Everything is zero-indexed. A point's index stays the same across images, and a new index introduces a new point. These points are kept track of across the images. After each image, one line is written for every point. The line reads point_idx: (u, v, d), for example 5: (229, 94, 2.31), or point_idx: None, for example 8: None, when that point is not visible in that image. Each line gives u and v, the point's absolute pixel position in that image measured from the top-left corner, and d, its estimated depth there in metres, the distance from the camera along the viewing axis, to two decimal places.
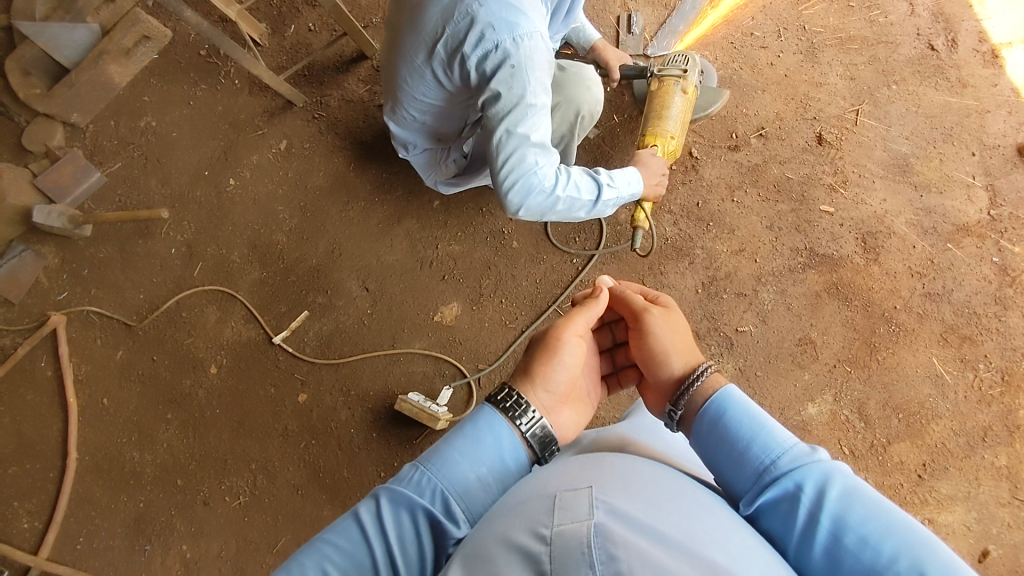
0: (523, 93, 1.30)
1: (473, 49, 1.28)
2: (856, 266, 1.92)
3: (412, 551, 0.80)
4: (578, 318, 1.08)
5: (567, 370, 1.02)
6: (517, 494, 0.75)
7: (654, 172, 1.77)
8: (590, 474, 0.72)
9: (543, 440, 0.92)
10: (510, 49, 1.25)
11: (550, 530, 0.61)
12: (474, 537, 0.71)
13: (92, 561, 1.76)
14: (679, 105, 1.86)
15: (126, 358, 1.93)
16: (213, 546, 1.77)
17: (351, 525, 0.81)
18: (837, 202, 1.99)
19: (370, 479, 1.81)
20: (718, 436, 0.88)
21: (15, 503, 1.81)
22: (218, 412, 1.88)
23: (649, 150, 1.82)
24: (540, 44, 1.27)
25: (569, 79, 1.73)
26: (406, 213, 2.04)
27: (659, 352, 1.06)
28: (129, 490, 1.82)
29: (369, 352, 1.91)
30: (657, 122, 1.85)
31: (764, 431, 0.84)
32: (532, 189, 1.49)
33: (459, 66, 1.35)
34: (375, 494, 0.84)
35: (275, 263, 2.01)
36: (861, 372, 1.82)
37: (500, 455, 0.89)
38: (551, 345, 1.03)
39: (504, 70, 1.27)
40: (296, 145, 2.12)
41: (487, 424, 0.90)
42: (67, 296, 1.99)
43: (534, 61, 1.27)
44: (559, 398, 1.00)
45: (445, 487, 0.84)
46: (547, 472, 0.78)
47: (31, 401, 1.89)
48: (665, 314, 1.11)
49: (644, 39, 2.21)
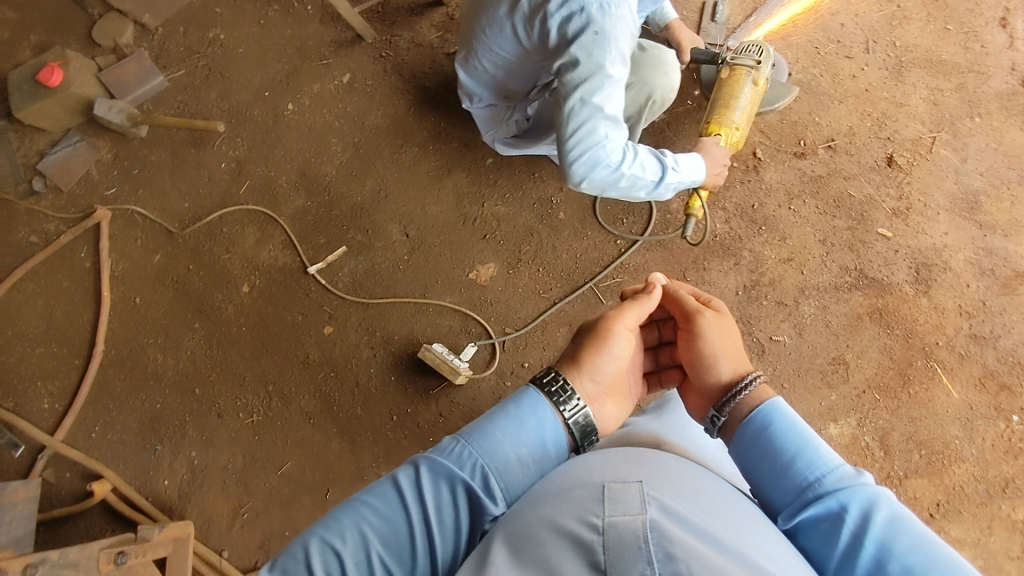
0: (602, 63, 1.29)
1: (557, 9, 1.28)
2: (904, 294, 1.87)
3: (448, 522, 0.80)
4: (629, 311, 1.05)
5: (614, 362, 1.00)
6: (560, 480, 0.72)
7: (716, 162, 1.72)
8: (639, 469, 0.70)
9: (584, 429, 0.90)
10: (596, 16, 1.25)
11: (602, 520, 0.60)
12: (515, 516, 0.70)
13: (104, 450, 1.80)
14: (747, 96, 1.80)
15: (163, 263, 1.96)
16: (221, 457, 1.80)
17: (388, 489, 0.82)
18: (897, 227, 1.93)
19: (382, 420, 1.81)
20: (760, 447, 0.86)
21: (38, 383, 1.84)
22: (244, 330, 1.90)
23: (711, 139, 1.77)
24: (626, 15, 1.27)
25: (648, 59, 1.68)
26: (458, 165, 2.03)
27: (708, 356, 1.02)
28: (148, 390, 1.85)
29: (400, 297, 1.91)
30: (722, 111, 1.80)
31: (809, 447, 0.82)
32: (599, 161, 1.46)
33: (539, 24, 1.35)
34: (415, 461, 0.84)
35: (320, 194, 2.01)
36: (890, 401, 1.79)
37: (541, 438, 0.87)
38: (601, 336, 1.01)
39: (586, 35, 1.27)
40: (359, 80, 2.11)
41: (531, 405, 0.88)
42: (114, 192, 2.01)
43: (617, 32, 1.27)
44: (603, 389, 0.99)
45: (484, 463, 0.82)
46: (588, 460, 0.76)
47: (67, 287, 1.92)
48: (718, 318, 1.07)
49: (726, 30, 2.14)
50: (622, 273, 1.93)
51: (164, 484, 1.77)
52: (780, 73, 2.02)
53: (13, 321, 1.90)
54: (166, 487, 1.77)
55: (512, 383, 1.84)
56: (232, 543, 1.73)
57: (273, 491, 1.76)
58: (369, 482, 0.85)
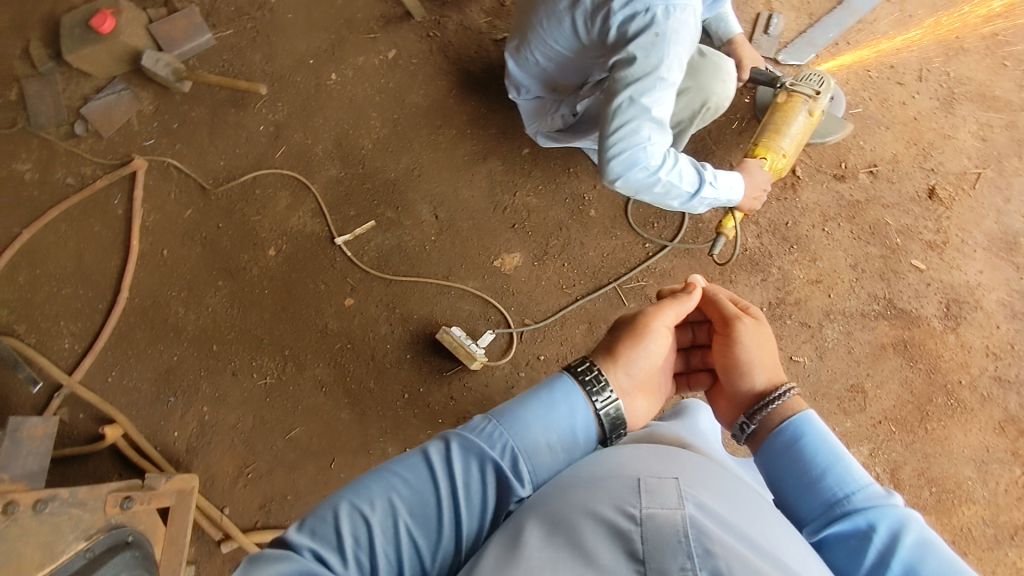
0: (658, 64, 1.29)
1: (622, 8, 1.29)
2: (931, 329, 1.85)
3: (475, 499, 0.80)
4: (668, 310, 1.05)
5: (649, 358, 1.00)
6: (591, 468, 0.73)
7: (756, 185, 1.71)
8: (673, 465, 0.70)
9: (613, 422, 0.91)
10: (660, 17, 1.26)
11: (640, 511, 0.62)
12: (546, 499, 0.71)
13: (118, 396, 1.82)
14: (799, 124, 1.78)
15: (194, 218, 1.97)
16: (231, 416, 1.81)
17: (418, 461, 0.82)
18: (931, 260, 1.90)
19: (394, 396, 1.82)
20: (789, 459, 0.86)
21: (61, 323, 1.87)
22: (266, 292, 1.91)
23: (756, 161, 1.75)
24: (689, 19, 1.28)
25: (708, 65, 1.66)
26: (494, 152, 2.03)
27: (743, 363, 1.02)
28: (167, 341, 1.86)
29: (424, 277, 1.91)
30: (773, 135, 1.77)
31: (841, 464, 0.82)
32: (637, 163, 1.45)
33: (601, 21, 1.37)
34: (446, 436, 0.84)
35: (354, 166, 2.02)
36: (905, 435, 1.76)
37: (571, 425, 0.87)
38: (639, 331, 1.02)
39: (647, 35, 1.28)
40: (403, 57, 2.11)
41: (563, 393, 0.89)
42: (153, 143, 2.03)
43: (678, 35, 1.28)
44: (636, 384, 0.99)
45: (515, 445, 0.83)
46: (619, 451, 0.76)
47: (98, 233, 1.95)
48: (756, 325, 1.06)
49: (778, 43, 2.11)
50: (647, 277, 1.92)
51: (173, 436, 1.79)
52: (838, 106, 1.99)
53: (42, 260, 1.92)
54: (175, 439, 1.79)
55: (526, 374, 1.84)
56: (234, 501, 1.74)
57: (279, 455, 1.78)
58: (397, 454, 0.86)
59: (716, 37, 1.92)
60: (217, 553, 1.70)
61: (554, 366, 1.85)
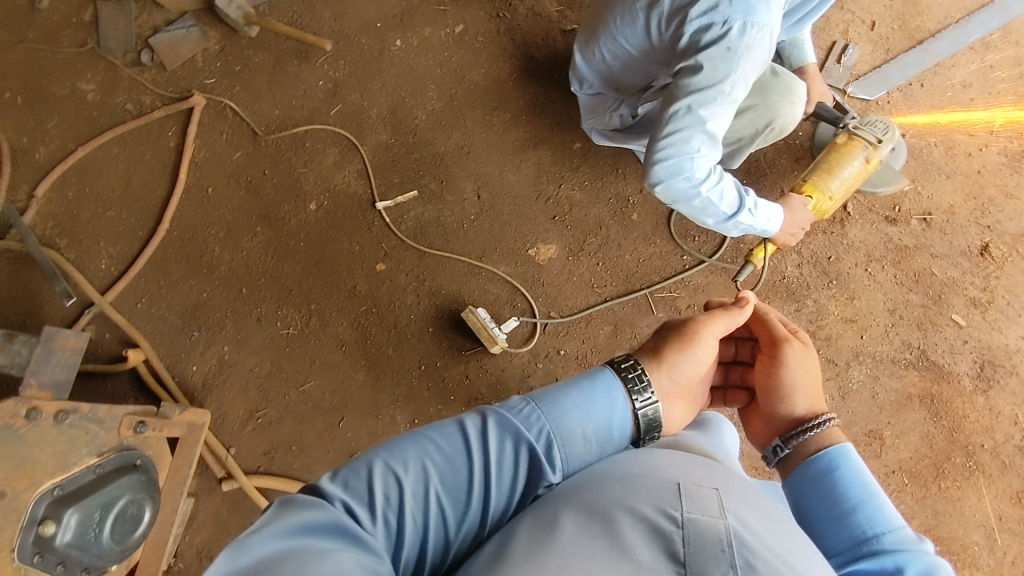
0: (724, 78, 1.27)
1: (698, 16, 1.28)
2: (960, 386, 1.80)
3: (506, 477, 0.83)
4: (719, 320, 1.13)
5: (693, 365, 1.07)
6: (626, 466, 0.80)
7: (795, 220, 1.68)
8: (706, 477, 0.78)
9: (649, 423, 0.95)
10: (735, 32, 1.24)
11: (682, 515, 0.68)
12: (582, 488, 0.76)
13: (144, 323, 1.85)
14: (852, 169, 1.75)
15: (242, 161, 1.99)
16: (250, 359, 1.83)
17: (455, 431, 0.85)
18: (972, 317, 1.86)
19: (410, 367, 1.83)
20: (822, 489, 0.94)
21: (101, 243, 1.91)
22: (302, 245, 1.93)
23: (802, 198, 1.72)
24: (765, 39, 1.26)
25: (779, 86, 1.63)
26: (545, 141, 2.02)
27: (786, 387, 1.11)
28: (199, 277, 1.89)
29: (458, 255, 1.91)
30: (824, 175, 1.74)
31: (871, 500, 0.89)
32: (681, 172, 1.41)
33: (674, 26, 1.35)
34: (484, 412, 0.87)
35: (405, 134, 2.02)
36: (917, 489, 1.73)
37: (608, 420, 0.91)
38: (687, 337, 1.09)
39: (718, 48, 1.26)
40: (469, 34, 2.11)
41: (605, 387, 0.94)
42: (213, 82, 2.05)
43: (750, 52, 1.26)
44: (676, 388, 1.05)
45: (551, 430, 0.86)
46: (653, 454, 0.83)
47: (148, 161, 1.98)
48: (804, 350, 1.15)
49: (850, 75, 2.06)
50: (679, 289, 1.90)
51: (191, 370, 1.82)
52: (897, 157, 1.94)
53: (90, 180, 1.96)
54: (193, 373, 1.81)
55: (544, 366, 1.84)
56: (241, 443, 1.77)
57: (290, 405, 1.80)
58: (431, 423, 0.88)
59: (789, 61, 1.86)
60: (216, 490, 1.73)
61: (572, 362, 1.84)
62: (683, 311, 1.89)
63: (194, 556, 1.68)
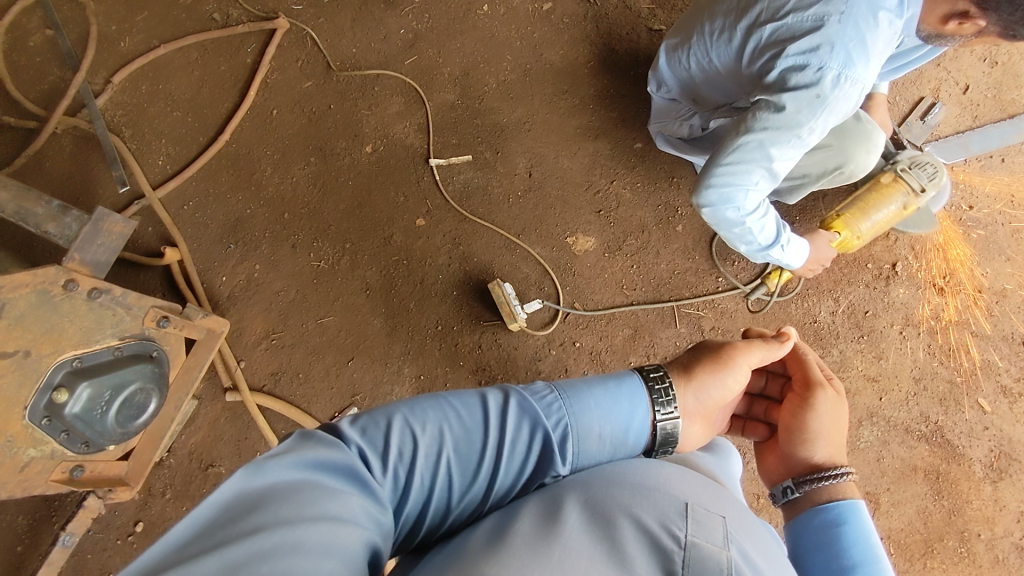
0: (802, 123, 1.26)
1: (795, 54, 1.25)
2: (970, 471, 1.76)
3: (518, 457, 0.84)
4: (756, 350, 1.12)
5: (721, 390, 1.07)
6: (637, 472, 0.81)
7: (817, 257, 1.67)
8: (717, 500, 0.79)
9: (665, 437, 0.97)
10: (829, 80, 1.22)
11: (685, 536, 0.69)
12: (591, 485, 0.78)
13: (186, 225, 1.90)
14: (888, 212, 1.71)
15: (310, 91, 2.02)
16: (277, 283, 1.87)
17: (476, 404, 0.86)
18: (998, 405, 1.80)
19: (427, 325, 1.85)
20: (825, 539, 0.96)
21: (162, 141, 1.96)
22: (349, 185, 1.96)
23: (827, 235, 1.70)
24: (853, 94, 1.26)
25: (859, 132, 1.60)
26: (607, 135, 2.01)
27: (810, 432, 1.11)
28: (246, 194, 1.94)
29: (496, 226, 1.92)
30: (856, 214, 1.70)
31: (871, 564, 0.92)
32: (731, 202, 1.39)
33: (767, 58, 1.32)
34: (507, 391, 0.89)
35: (472, 99, 2.03)
36: (901, 561, 1.69)
37: (626, 424, 0.93)
38: (721, 361, 1.09)
39: (807, 92, 1.24)
40: (556, 13, 2.10)
41: (629, 393, 0.96)
42: (299, 10, 2.09)
43: (835, 104, 1.25)
44: (699, 409, 1.05)
45: (568, 422, 0.88)
46: (666, 468, 0.84)
47: (222, 72, 2.02)
48: (836, 399, 1.15)
49: (930, 133, 2.00)
50: (707, 309, 1.89)
51: (220, 280, 1.87)
52: (939, 200, 1.88)
53: (165, 78, 2.01)
54: (221, 283, 1.86)
55: (556, 354, 1.84)
56: (251, 359, 1.81)
57: (305, 335, 1.84)
58: (454, 392, 0.90)
59: None
60: (220, 398, 1.78)
61: (585, 356, 1.84)
62: (705, 331, 1.87)
63: (186, 455, 1.74)
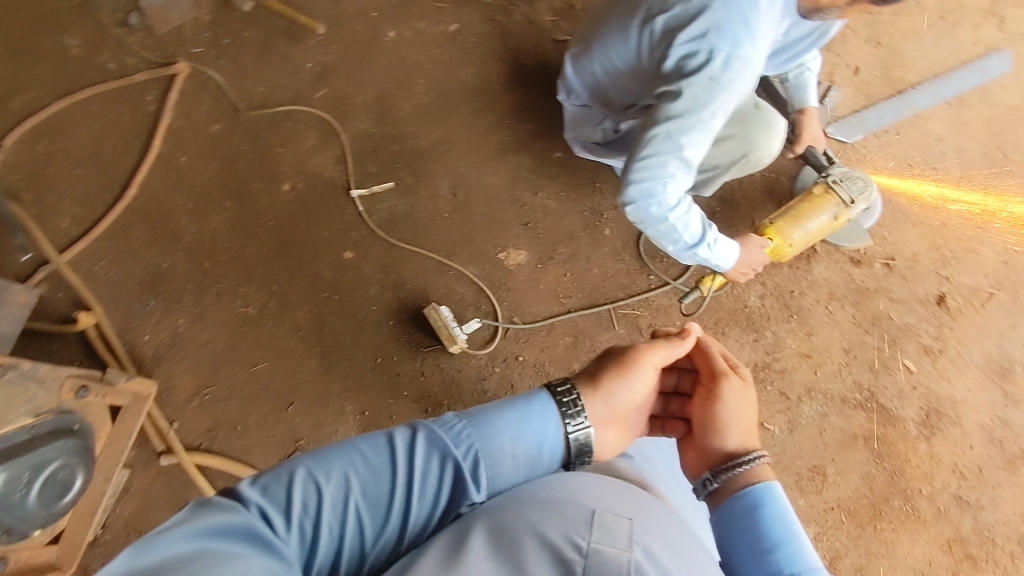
0: (703, 105, 1.30)
1: (687, 41, 1.30)
2: (905, 431, 1.83)
3: (429, 491, 0.83)
4: (659, 350, 1.14)
5: (629, 394, 1.08)
6: (549, 490, 0.81)
7: (749, 261, 1.71)
8: (627, 505, 0.80)
9: (580, 448, 0.95)
10: (720, 62, 1.27)
11: (587, 544, 0.69)
12: (500, 511, 0.77)
13: (100, 286, 1.81)
14: (819, 222, 1.77)
15: (219, 134, 1.97)
16: (203, 335, 1.80)
17: (383, 443, 0.85)
18: (923, 365, 1.89)
19: (365, 359, 1.81)
20: (748, 525, 0.99)
21: (65, 201, 1.87)
22: (268, 225, 1.91)
23: (761, 240, 1.74)
24: (747, 74, 1.30)
25: (760, 119, 1.67)
26: (526, 147, 2.03)
27: (720, 421, 1.13)
28: (162, 247, 1.86)
29: (425, 250, 1.91)
30: (789, 222, 1.75)
31: (793, 541, 0.95)
32: (652, 197, 1.43)
33: (663, 48, 1.37)
34: (415, 425, 0.88)
35: (387, 125, 2.02)
36: (852, 527, 1.75)
37: (539, 441, 0.92)
38: (625, 365, 1.10)
39: (702, 77, 1.29)
40: (463, 34, 2.12)
41: (539, 410, 0.94)
42: (200, 52, 2.04)
43: (732, 85, 1.29)
44: (612, 416, 1.06)
45: (479, 449, 0.87)
46: (579, 481, 0.85)
47: (123, 123, 1.95)
48: (742, 386, 1.18)
49: (830, 115, 2.10)
50: (643, 308, 1.92)
51: (143, 339, 1.78)
52: (870, 217, 1.98)
53: (62, 136, 1.92)
54: (144, 343, 1.78)
55: (500, 370, 1.83)
56: (184, 418, 1.74)
57: (238, 386, 1.77)
58: (362, 435, 0.88)
59: (790, 103, 1.88)
60: (153, 464, 1.69)
61: (529, 369, 1.84)
62: (644, 330, 1.90)
63: (122, 529, 1.64)
